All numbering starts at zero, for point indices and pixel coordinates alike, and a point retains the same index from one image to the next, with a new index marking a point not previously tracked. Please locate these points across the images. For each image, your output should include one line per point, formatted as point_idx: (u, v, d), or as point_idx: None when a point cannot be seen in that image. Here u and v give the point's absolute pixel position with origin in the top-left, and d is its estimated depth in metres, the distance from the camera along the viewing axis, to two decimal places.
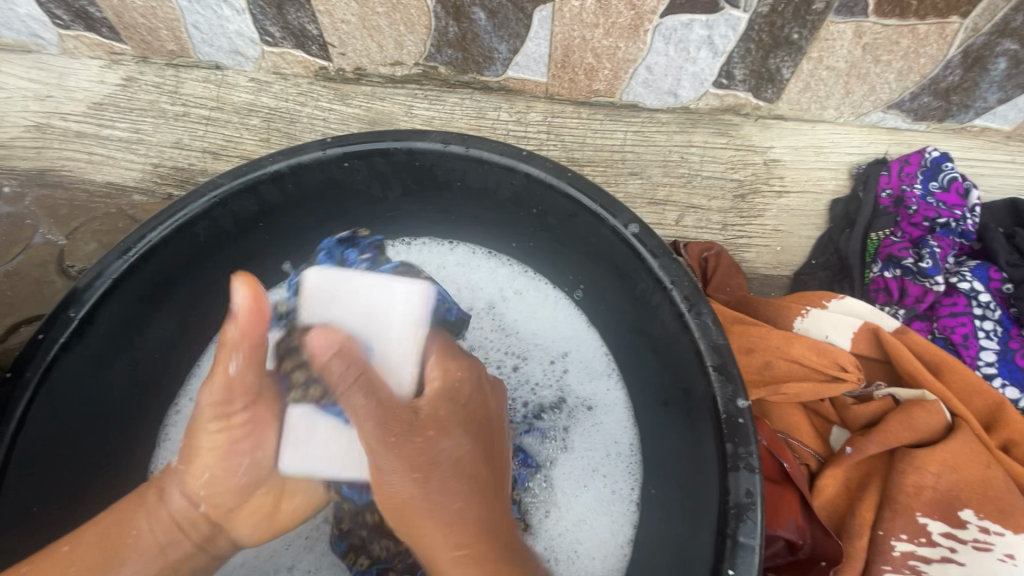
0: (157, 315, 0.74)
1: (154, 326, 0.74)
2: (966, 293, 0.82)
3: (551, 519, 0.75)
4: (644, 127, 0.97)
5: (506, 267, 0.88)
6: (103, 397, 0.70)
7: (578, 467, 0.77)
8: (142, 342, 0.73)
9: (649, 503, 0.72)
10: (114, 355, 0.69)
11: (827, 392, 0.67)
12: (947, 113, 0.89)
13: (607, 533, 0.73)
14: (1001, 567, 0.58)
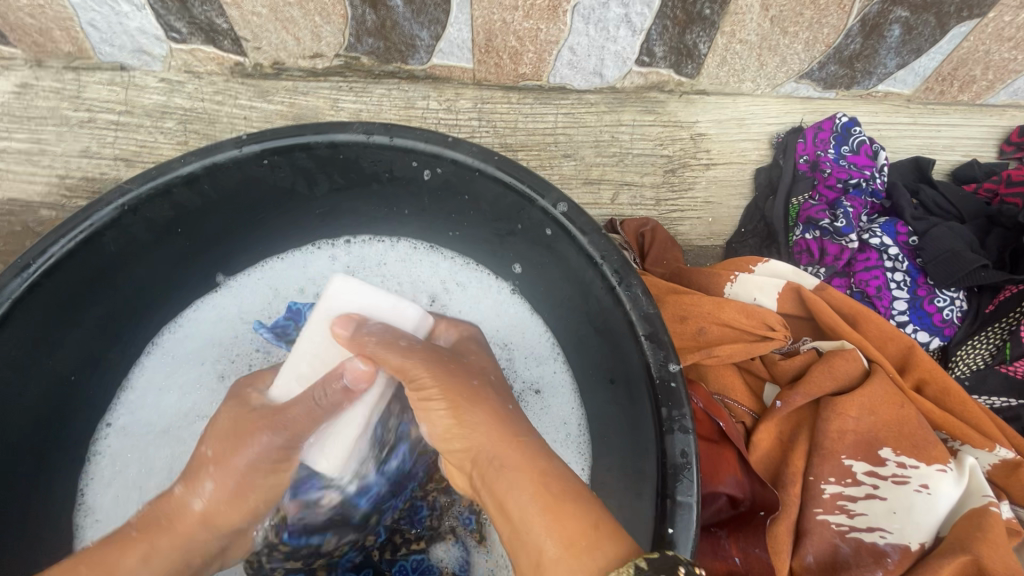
0: (70, 334, 0.69)
1: (70, 346, 0.69)
2: (877, 248, 0.85)
3: None
4: (574, 109, 0.98)
5: (449, 259, 0.87)
6: (18, 426, 0.66)
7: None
8: (55, 364, 0.68)
9: (597, 482, 0.73)
10: (20, 382, 0.64)
11: (757, 351, 0.70)
12: (854, 80, 0.93)
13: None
14: (918, 497, 0.61)
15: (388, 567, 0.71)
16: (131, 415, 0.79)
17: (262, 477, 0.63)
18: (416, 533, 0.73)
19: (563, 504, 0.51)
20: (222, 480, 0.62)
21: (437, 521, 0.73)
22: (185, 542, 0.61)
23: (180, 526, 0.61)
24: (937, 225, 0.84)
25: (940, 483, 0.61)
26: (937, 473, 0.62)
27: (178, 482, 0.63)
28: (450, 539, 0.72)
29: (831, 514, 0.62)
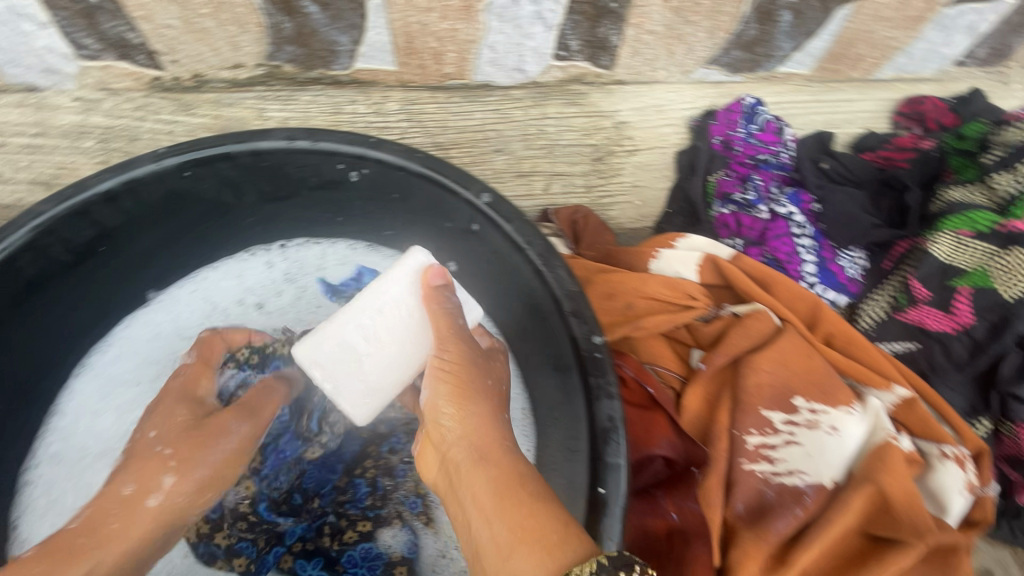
0: None
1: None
2: (785, 216, 0.87)
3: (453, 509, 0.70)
4: (500, 105, 1.01)
5: (388, 258, 0.88)
6: None
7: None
8: None
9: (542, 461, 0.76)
10: None
11: (682, 319, 0.75)
12: (757, 64, 1.00)
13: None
14: (829, 438, 0.66)
15: (337, 557, 0.69)
16: (65, 439, 0.77)
17: (228, 467, 0.64)
18: (362, 517, 0.71)
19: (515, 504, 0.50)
20: (187, 471, 0.60)
21: (379, 503, 0.70)
22: (140, 542, 0.57)
23: (142, 522, 0.57)
24: (835, 189, 0.86)
25: (847, 424, 0.67)
26: (844, 414, 0.67)
27: (125, 482, 0.58)
28: (397, 524, 0.70)
29: (756, 463, 0.66)
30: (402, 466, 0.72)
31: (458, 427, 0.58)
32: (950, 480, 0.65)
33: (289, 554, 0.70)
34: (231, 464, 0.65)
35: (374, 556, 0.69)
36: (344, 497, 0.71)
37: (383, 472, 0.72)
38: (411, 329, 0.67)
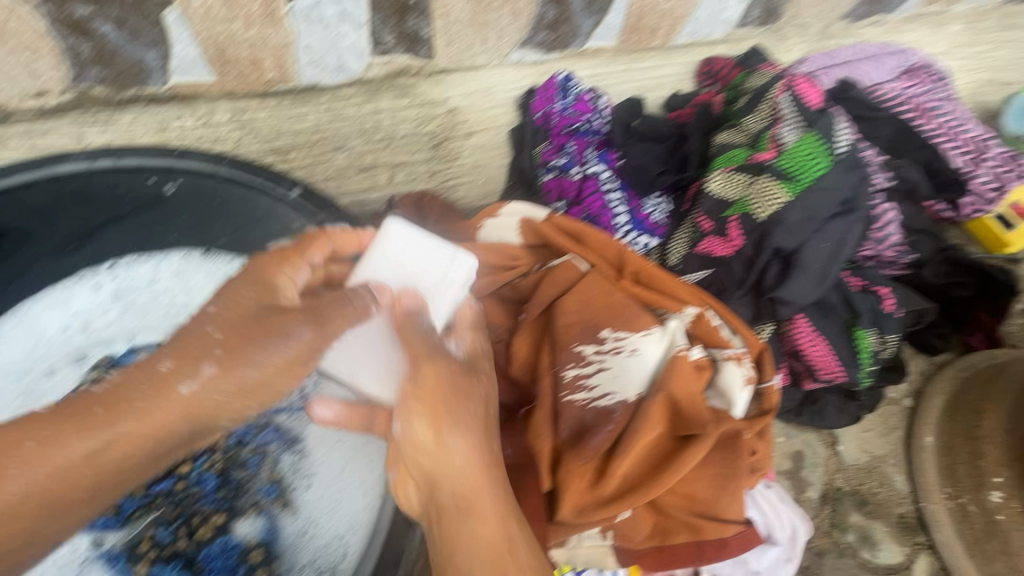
0: None
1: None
2: (595, 175, 0.96)
3: (309, 490, 0.74)
4: (333, 104, 1.04)
5: (224, 263, 0.87)
6: None
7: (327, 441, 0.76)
8: None
9: None
10: None
11: (503, 278, 0.84)
12: (566, 41, 1.09)
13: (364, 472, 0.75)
14: (628, 358, 0.77)
15: (195, 555, 0.70)
16: None
17: (275, 378, 0.61)
18: (219, 511, 0.73)
19: (499, 556, 0.56)
20: (238, 393, 0.60)
21: (235, 495, 0.74)
22: (40, 497, 0.55)
23: (43, 468, 0.55)
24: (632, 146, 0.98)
25: (644, 344, 0.77)
26: (642, 336, 0.78)
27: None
28: (252, 512, 0.73)
29: (575, 393, 0.75)
30: (254, 457, 0.76)
31: (463, 458, 0.57)
32: (732, 376, 0.77)
33: (144, 560, 0.70)
34: (157, 421, 0.59)
35: (230, 544, 0.71)
36: (195, 496, 0.73)
37: (235, 464, 0.75)
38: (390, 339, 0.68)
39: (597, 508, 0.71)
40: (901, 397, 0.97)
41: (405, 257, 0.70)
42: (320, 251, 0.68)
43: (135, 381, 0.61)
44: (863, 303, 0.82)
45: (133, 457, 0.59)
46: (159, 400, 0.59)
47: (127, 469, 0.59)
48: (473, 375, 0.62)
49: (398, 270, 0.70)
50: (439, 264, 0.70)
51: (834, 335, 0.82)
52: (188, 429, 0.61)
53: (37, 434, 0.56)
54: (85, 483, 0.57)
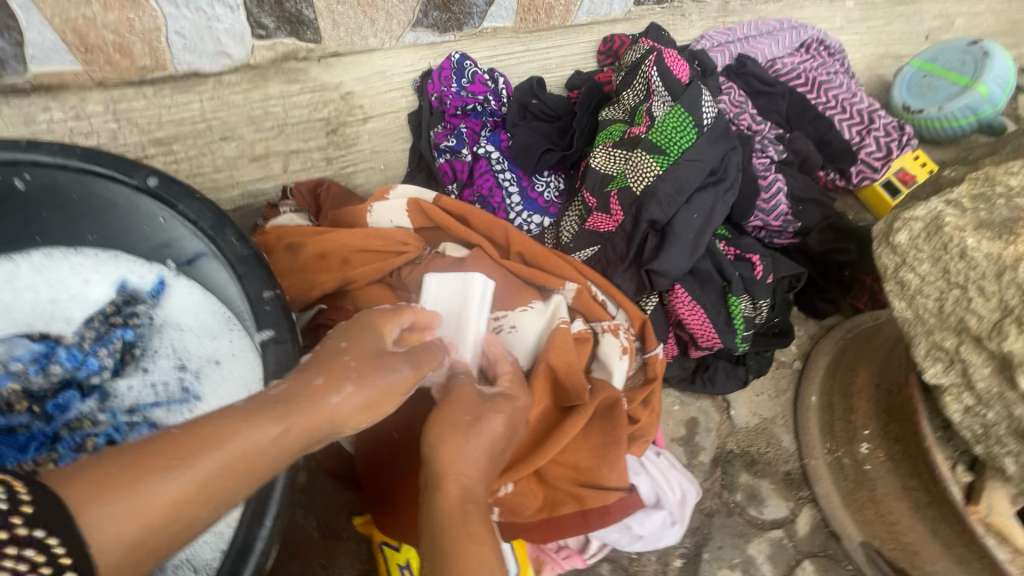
0: None
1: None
2: (486, 156, 0.96)
3: None
4: (217, 91, 1.00)
5: (93, 259, 0.86)
6: None
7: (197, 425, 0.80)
8: None
9: None
10: None
11: (388, 265, 0.82)
12: (461, 22, 1.08)
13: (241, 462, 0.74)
14: (507, 335, 0.79)
15: None
16: None
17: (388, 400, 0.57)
18: None
19: (473, 544, 0.50)
20: (369, 405, 0.54)
21: None
22: (131, 551, 0.41)
23: (156, 502, 0.42)
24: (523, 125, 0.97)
25: (522, 320, 0.80)
26: (521, 312, 0.80)
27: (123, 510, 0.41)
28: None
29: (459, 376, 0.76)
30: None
31: (467, 463, 0.56)
32: (609, 348, 0.80)
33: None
34: (232, 455, 0.46)
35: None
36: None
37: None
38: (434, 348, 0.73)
39: None
40: (791, 360, 1.06)
41: (441, 290, 0.78)
42: (426, 320, 0.68)
43: (242, 410, 0.49)
44: (733, 270, 0.85)
45: (296, 449, 0.50)
46: (304, 412, 0.51)
47: (195, 515, 0.44)
48: (511, 397, 0.65)
49: (450, 290, 0.78)
50: (456, 291, 0.77)
51: (712, 303, 0.85)
52: (254, 467, 0.47)
53: (99, 478, 0.41)
54: (248, 472, 0.47)
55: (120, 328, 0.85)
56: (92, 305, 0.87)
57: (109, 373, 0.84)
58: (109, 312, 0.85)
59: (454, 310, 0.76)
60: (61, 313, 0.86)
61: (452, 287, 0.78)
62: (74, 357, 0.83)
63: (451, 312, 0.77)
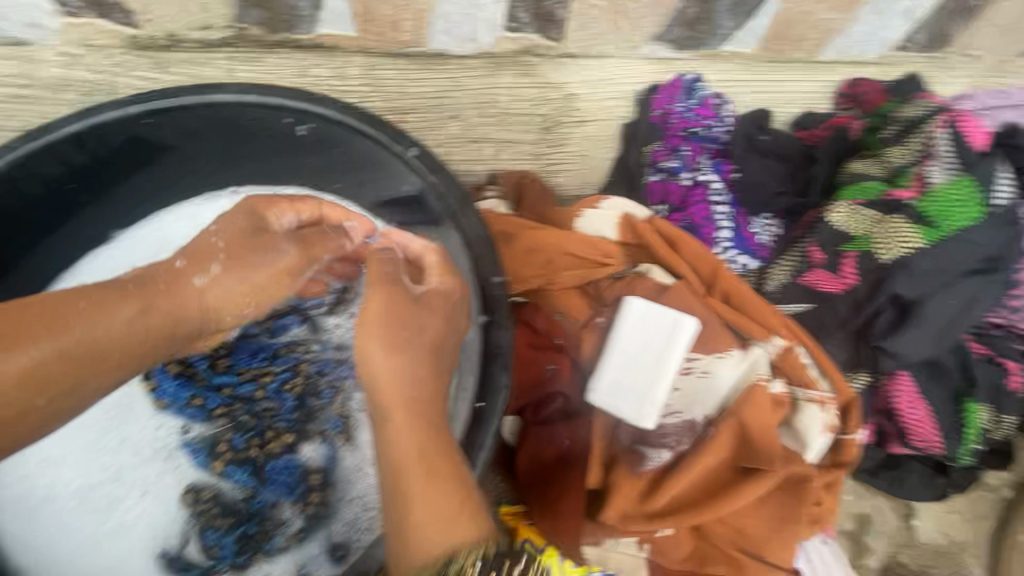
0: None
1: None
2: (705, 184, 0.92)
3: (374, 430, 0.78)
4: (456, 73, 1.07)
5: (331, 205, 0.92)
6: None
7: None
8: None
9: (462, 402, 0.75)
10: None
11: (591, 275, 0.82)
12: (700, 42, 1.05)
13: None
14: (698, 379, 0.74)
15: (263, 466, 0.75)
16: None
17: (271, 282, 0.74)
18: (290, 431, 0.77)
19: (432, 474, 0.62)
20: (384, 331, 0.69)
21: (308, 418, 0.78)
22: (29, 383, 0.58)
23: (76, 339, 0.60)
24: (754, 161, 0.92)
25: (719, 368, 0.74)
26: (716, 359, 0.75)
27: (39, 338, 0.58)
28: (318, 439, 0.77)
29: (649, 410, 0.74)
30: (328, 389, 0.79)
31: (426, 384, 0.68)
32: (812, 421, 0.72)
33: (219, 460, 0.75)
34: (102, 331, 0.61)
35: (294, 464, 0.75)
36: (272, 412, 0.77)
37: (313, 390, 0.79)
38: (622, 380, 0.75)
39: (641, 522, 0.70)
40: (1001, 486, 0.91)
41: (642, 324, 0.75)
42: (310, 209, 0.76)
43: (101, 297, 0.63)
44: (984, 376, 0.79)
45: (164, 328, 0.66)
46: (171, 300, 0.67)
47: (65, 374, 0.59)
48: (429, 307, 0.71)
49: (651, 328, 0.75)
50: (658, 331, 0.75)
51: (942, 402, 0.79)
52: (90, 372, 0.61)
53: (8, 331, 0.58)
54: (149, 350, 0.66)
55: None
56: None
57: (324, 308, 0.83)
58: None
59: (655, 349, 0.74)
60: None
61: (653, 325, 0.75)
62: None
63: (648, 348, 0.75)
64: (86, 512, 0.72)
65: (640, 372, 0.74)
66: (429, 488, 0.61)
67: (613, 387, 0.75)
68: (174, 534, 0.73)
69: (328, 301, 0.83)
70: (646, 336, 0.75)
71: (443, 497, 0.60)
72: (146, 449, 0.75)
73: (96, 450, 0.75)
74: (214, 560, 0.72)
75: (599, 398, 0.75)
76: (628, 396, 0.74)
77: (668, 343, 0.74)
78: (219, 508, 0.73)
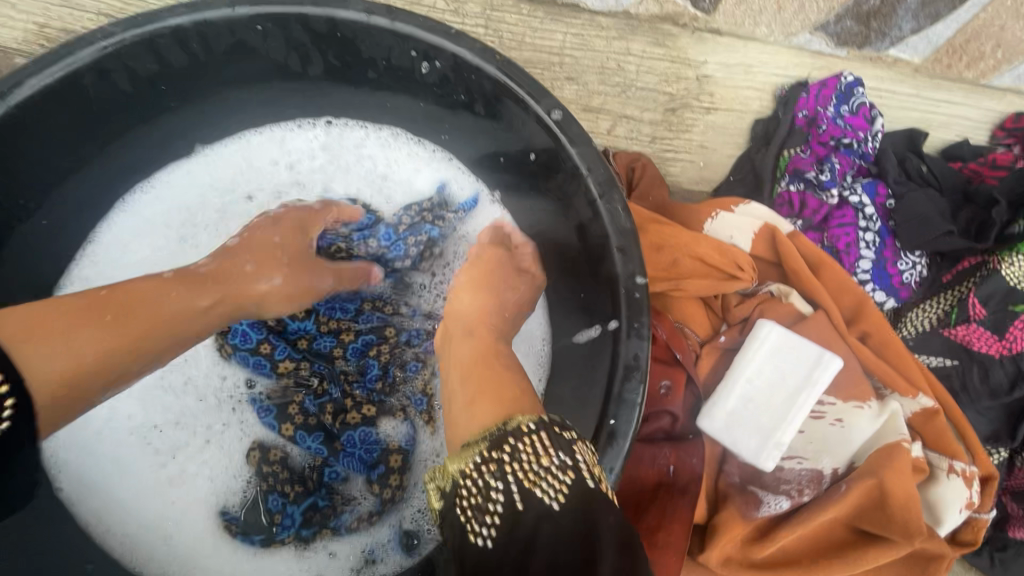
0: (58, 184, 0.70)
1: (50, 197, 0.70)
2: (855, 206, 0.86)
3: None
4: (584, 30, 0.95)
5: (429, 154, 0.85)
6: None
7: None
8: (38, 207, 0.69)
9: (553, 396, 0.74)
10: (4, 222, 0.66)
11: (723, 289, 0.73)
12: (866, 40, 0.93)
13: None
14: (831, 429, 0.68)
15: (337, 436, 0.72)
16: (97, 269, 0.78)
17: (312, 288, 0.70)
18: (367, 399, 0.74)
19: (485, 385, 0.60)
20: (479, 282, 0.73)
21: (388, 390, 0.76)
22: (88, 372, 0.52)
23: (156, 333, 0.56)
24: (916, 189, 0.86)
25: (855, 419, 0.67)
26: (852, 408, 0.68)
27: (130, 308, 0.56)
28: (400, 417, 0.75)
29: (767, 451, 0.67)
30: (414, 362, 0.77)
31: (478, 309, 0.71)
32: (953, 497, 0.67)
33: (291, 424, 0.72)
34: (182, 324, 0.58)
35: (372, 440, 0.73)
36: (353, 380, 0.75)
37: (397, 362, 0.77)
38: (744, 413, 0.68)
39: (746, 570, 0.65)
40: None
41: (778, 355, 0.69)
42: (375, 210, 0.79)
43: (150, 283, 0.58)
44: None
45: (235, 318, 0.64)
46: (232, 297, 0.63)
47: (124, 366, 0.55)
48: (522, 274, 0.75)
49: (788, 361, 0.68)
50: (795, 366, 0.68)
51: None
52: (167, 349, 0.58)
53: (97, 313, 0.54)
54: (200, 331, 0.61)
55: (429, 224, 0.81)
56: (413, 194, 0.87)
57: (410, 263, 0.81)
58: (425, 206, 0.82)
59: (789, 386, 0.68)
60: (385, 191, 0.87)
61: (788, 358, 0.68)
62: (389, 237, 0.80)
63: (780, 383, 0.68)
64: (147, 450, 0.72)
65: (767, 407, 0.67)
66: (479, 380, 0.60)
67: (731, 419, 0.68)
68: (234, 490, 0.71)
69: (414, 255, 0.81)
70: (779, 368, 0.68)
71: (489, 397, 0.57)
72: (216, 398, 0.74)
73: (159, 391, 0.73)
74: (277, 529, 0.68)
75: (712, 427, 0.69)
76: (750, 430, 0.67)
77: (803, 380, 0.67)
78: (286, 472, 0.71)
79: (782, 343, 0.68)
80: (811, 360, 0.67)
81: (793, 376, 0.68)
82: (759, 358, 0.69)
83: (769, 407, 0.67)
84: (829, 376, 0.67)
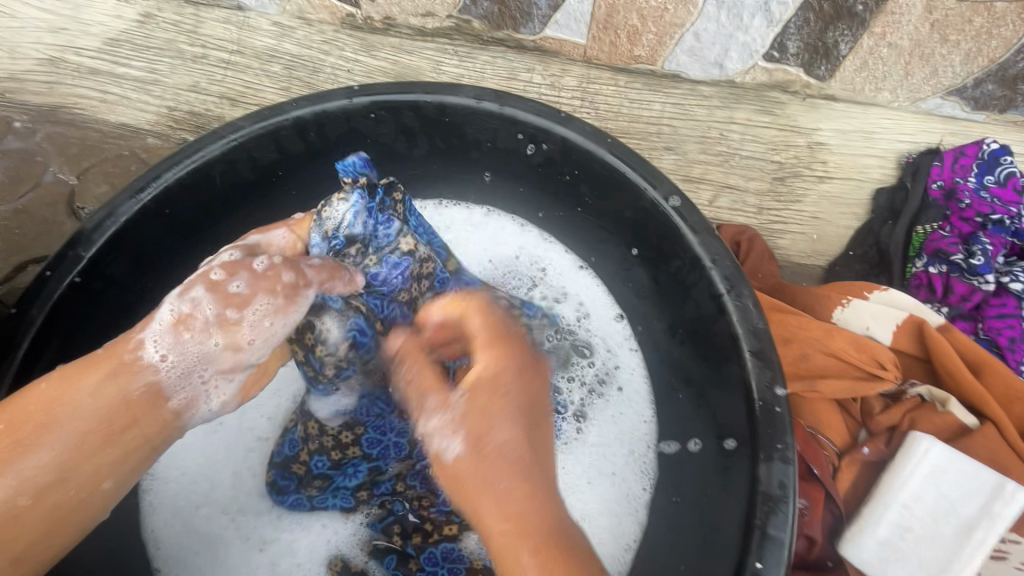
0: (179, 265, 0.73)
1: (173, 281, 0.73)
2: (1016, 294, 0.81)
3: None
4: (684, 99, 0.91)
5: (521, 231, 0.82)
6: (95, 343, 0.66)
7: (585, 462, 0.72)
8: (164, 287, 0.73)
9: (661, 511, 0.68)
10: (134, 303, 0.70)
11: (862, 391, 0.67)
12: (1011, 103, 0.83)
13: (606, 532, 0.69)
14: (1018, 574, 0.63)
15: (415, 554, 0.69)
16: None
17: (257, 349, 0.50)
18: (443, 521, 0.69)
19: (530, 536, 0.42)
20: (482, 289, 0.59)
21: None
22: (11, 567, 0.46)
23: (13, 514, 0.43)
24: None
25: None
26: None
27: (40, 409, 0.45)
28: None
29: None
30: None
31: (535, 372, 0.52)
32: None
33: (395, 538, 0.70)
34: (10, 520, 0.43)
35: (456, 559, 0.68)
36: (429, 503, 0.70)
37: None
38: (905, 548, 0.62)
39: None
40: None
41: (943, 484, 0.63)
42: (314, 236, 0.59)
43: (58, 386, 0.45)
44: None
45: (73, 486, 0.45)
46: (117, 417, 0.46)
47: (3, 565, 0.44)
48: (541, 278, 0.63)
49: (955, 492, 0.63)
50: (963, 498, 0.62)
51: None
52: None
53: None
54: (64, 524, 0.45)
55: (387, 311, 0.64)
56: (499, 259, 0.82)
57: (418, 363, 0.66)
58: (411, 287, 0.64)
59: (961, 516, 0.62)
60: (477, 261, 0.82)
61: (955, 488, 0.63)
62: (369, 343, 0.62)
63: (944, 515, 0.63)
64: (236, 536, 0.73)
65: (933, 543, 0.62)
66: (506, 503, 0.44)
67: (887, 552, 0.62)
68: None
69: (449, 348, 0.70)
70: (947, 500, 0.63)
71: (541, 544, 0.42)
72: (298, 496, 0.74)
73: (248, 473, 0.75)
74: None
75: (859, 556, 0.62)
76: (910, 567, 0.61)
77: (977, 515, 0.61)
78: None
79: (950, 471, 0.63)
80: (987, 494, 0.62)
81: (960, 510, 0.62)
82: (925, 486, 0.63)
83: (932, 542, 0.62)
84: (1013, 509, 0.60)
